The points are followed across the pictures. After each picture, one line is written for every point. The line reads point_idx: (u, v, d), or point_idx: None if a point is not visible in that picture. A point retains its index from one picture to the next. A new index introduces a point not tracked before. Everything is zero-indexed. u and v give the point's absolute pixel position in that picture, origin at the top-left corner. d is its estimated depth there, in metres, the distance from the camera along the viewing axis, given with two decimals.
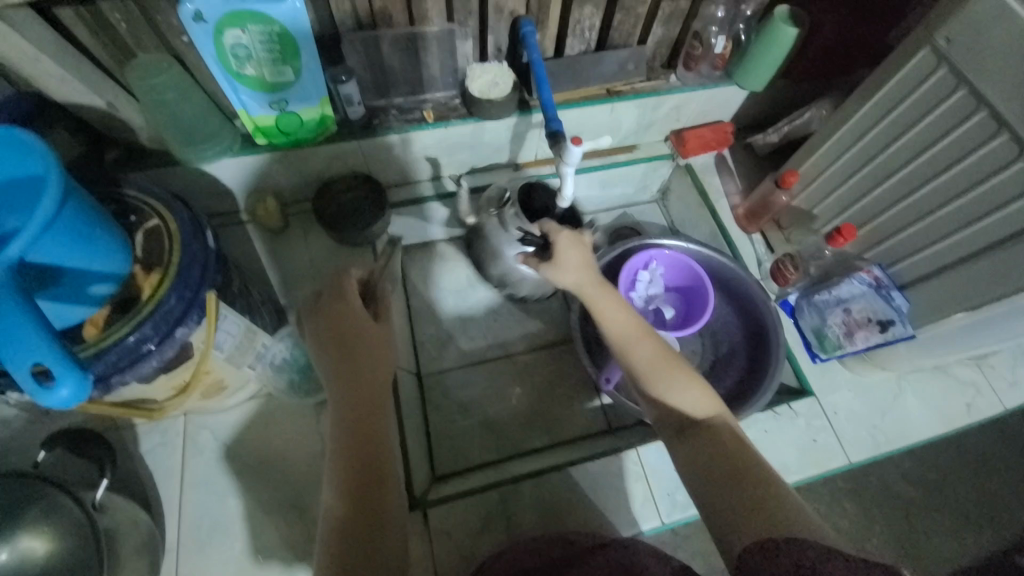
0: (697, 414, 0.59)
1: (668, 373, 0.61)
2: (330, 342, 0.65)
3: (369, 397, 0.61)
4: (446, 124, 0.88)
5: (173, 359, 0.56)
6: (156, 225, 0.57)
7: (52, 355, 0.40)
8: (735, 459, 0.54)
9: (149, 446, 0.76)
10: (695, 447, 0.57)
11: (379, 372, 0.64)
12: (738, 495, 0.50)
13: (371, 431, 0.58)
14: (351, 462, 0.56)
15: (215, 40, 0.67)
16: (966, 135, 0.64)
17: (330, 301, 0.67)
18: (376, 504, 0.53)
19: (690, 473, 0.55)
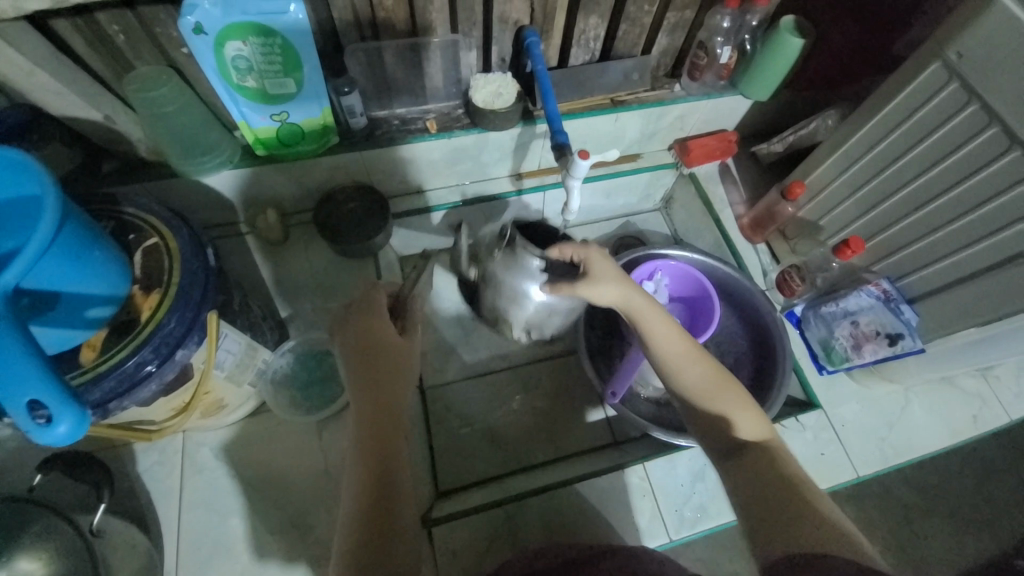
0: (748, 435, 0.58)
1: (716, 391, 0.61)
2: (355, 357, 0.63)
3: (387, 417, 0.59)
4: (449, 135, 0.87)
5: (172, 381, 0.55)
6: (154, 243, 0.55)
7: (51, 393, 0.39)
8: (786, 482, 0.52)
9: (146, 465, 0.74)
10: (744, 469, 0.55)
11: (401, 391, 0.62)
12: (788, 515, 0.49)
13: (387, 452, 0.56)
14: (369, 486, 0.54)
15: (215, 52, 0.66)
16: (978, 150, 0.63)
17: (360, 313, 0.66)
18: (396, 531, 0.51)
19: (739, 493, 0.54)
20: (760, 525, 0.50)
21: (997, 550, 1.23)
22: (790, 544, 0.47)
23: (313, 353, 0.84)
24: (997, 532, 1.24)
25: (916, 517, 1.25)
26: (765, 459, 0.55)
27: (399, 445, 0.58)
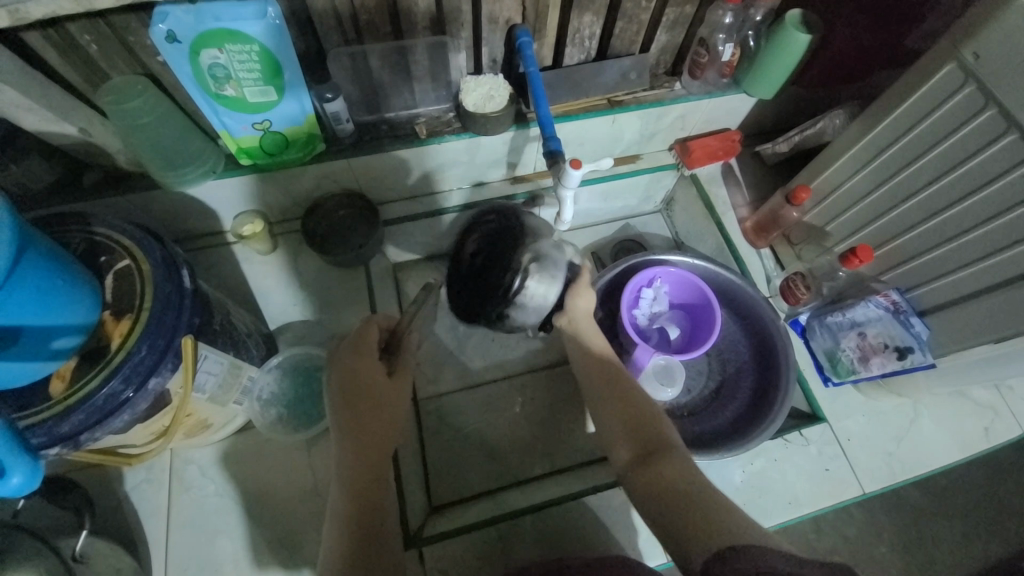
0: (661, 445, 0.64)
1: (625, 406, 0.70)
2: (337, 395, 0.62)
3: (372, 452, 0.60)
4: (440, 140, 0.84)
5: (148, 409, 0.53)
6: (126, 265, 0.54)
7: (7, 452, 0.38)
8: (682, 484, 0.58)
9: (134, 483, 0.74)
10: (649, 474, 0.61)
11: (389, 430, 0.63)
12: (696, 517, 0.53)
13: (371, 488, 0.57)
14: (353, 521, 0.55)
15: (191, 61, 0.63)
16: (996, 157, 0.59)
17: (349, 352, 0.65)
18: (376, 562, 0.52)
19: (657, 501, 0.58)
20: (665, 529, 0.56)
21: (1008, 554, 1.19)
22: (700, 544, 0.51)
23: (302, 367, 0.82)
24: (1006, 533, 1.21)
25: (924, 518, 1.23)
26: (670, 461, 0.61)
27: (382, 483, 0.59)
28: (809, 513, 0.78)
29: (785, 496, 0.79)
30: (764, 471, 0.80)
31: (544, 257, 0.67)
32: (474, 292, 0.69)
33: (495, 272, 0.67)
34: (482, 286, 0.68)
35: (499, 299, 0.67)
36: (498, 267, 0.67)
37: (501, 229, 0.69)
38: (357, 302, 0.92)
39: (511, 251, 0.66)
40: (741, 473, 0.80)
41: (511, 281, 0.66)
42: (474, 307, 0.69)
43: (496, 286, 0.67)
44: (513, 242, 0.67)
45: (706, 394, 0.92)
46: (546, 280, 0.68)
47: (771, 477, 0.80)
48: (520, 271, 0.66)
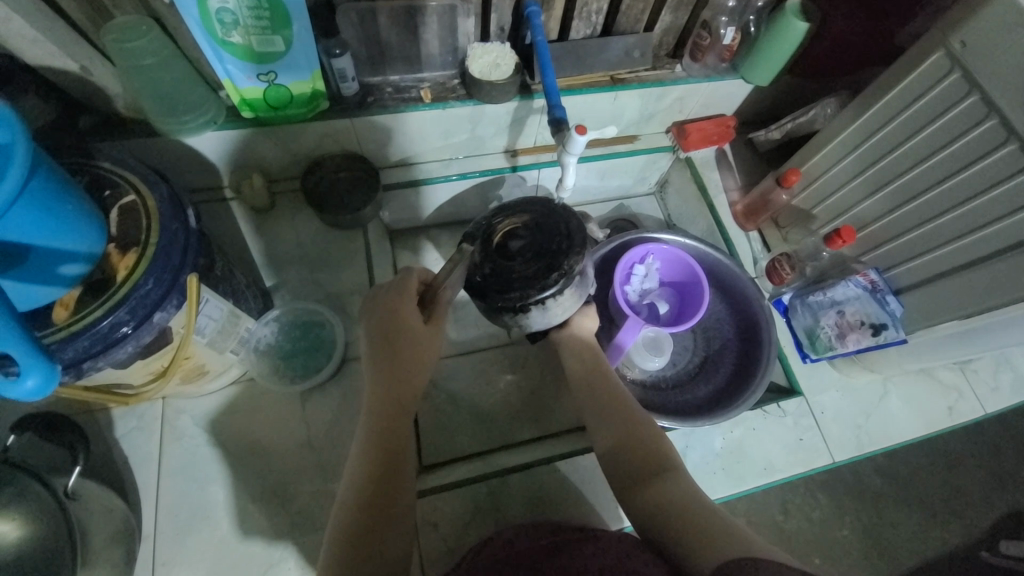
0: (657, 451, 0.64)
1: (619, 411, 0.70)
2: (377, 332, 0.64)
3: (396, 406, 0.61)
4: (444, 105, 0.84)
5: (149, 344, 0.54)
6: (131, 201, 0.53)
7: (40, 366, 0.41)
8: (683, 501, 0.57)
9: (124, 431, 0.74)
10: (653, 490, 0.59)
11: (417, 378, 0.65)
12: (696, 529, 0.53)
13: (395, 433, 0.60)
14: (372, 472, 0.56)
15: (198, 3, 0.62)
16: (975, 142, 0.63)
17: (389, 297, 0.66)
18: (380, 520, 0.53)
19: (660, 510, 0.57)
20: (664, 541, 0.55)
21: (961, 538, 1.27)
22: (703, 556, 0.50)
23: (298, 324, 0.85)
24: (962, 519, 1.29)
25: (885, 502, 1.30)
26: (668, 472, 0.61)
27: (402, 439, 0.60)
28: (784, 478, 0.83)
29: (760, 462, 0.83)
30: (743, 439, 0.84)
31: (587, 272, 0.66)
32: (513, 285, 0.62)
33: (544, 270, 0.62)
34: (524, 281, 0.62)
35: (533, 296, 0.62)
36: (550, 263, 0.62)
37: (562, 233, 0.64)
38: (354, 265, 0.91)
39: (568, 255, 0.62)
40: (721, 440, 0.84)
41: (553, 283, 0.61)
42: (503, 298, 0.62)
43: (535, 282, 0.62)
44: (571, 248, 0.63)
45: (690, 368, 0.97)
46: (577, 294, 0.66)
47: (749, 445, 0.84)
48: (569, 276, 0.62)
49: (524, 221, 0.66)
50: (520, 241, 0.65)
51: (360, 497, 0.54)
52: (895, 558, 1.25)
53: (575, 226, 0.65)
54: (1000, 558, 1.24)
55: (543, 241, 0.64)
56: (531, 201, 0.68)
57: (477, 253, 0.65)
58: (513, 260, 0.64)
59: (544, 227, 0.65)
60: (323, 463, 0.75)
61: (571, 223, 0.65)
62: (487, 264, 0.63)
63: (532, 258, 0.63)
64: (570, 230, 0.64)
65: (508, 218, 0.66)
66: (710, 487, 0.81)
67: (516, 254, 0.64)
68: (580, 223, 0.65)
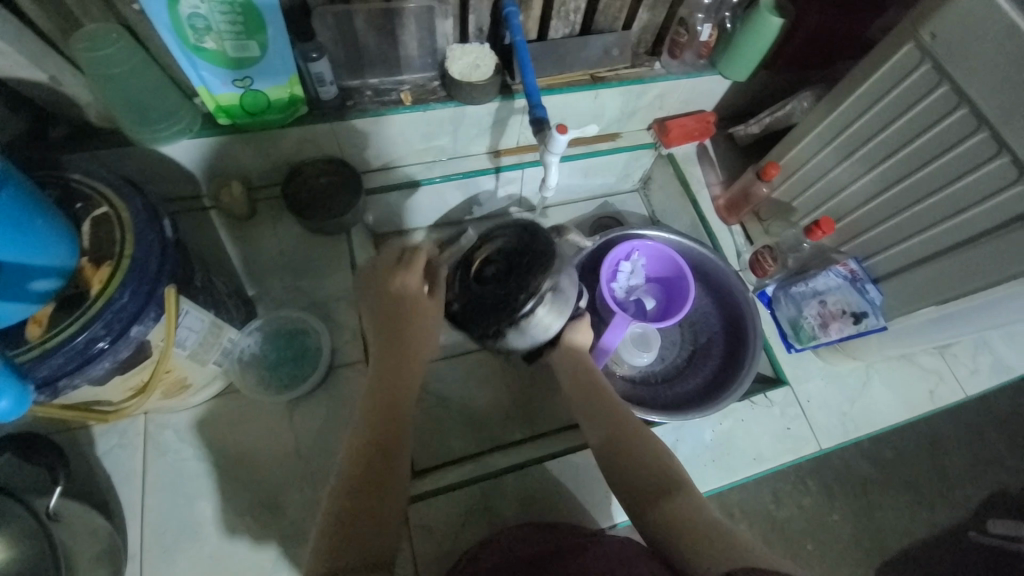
0: (664, 468, 0.61)
1: (620, 428, 0.67)
2: (382, 307, 0.69)
3: (386, 415, 0.61)
4: (425, 107, 0.84)
5: (128, 359, 0.53)
6: (104, 212, 0.52)
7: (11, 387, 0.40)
8: (696, 518, 0.55)
9: (106, 448, 0.72)
10: (664, 510, 0.57)
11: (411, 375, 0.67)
12: (714, 551, 0.51)
13: (387, 427, 0.61)
14: (360, 469, 0.56)
15: (169, 10, 0.61)
16: (946, 132, 0.64)
17: (394, 266, 0.71)
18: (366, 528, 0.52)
19: (675, 533, 0.55)
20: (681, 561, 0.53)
21: (946, 519, 1.30)
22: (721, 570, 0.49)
23: (282, 333, 0.83)
24: (947, 499, 1.32)
25: (872, 487, 1.32)
26: (680, 495, 0.58)
27: (392, 448, 0.59)
28: (773, 467, 0.84)
29: (750, 452, 0.84)
30: (732, 431, 0.85)
31: (561, 288, 0.65)
32: (484, 310, 0.63)
33: (511, 293, 0.62)
34: (493, 305, 0.62)
35: (503, 322, 0.62)
36: (516, 287, 0.62)
37: (531, 252, 0.64)
38: (339, 271, 0.90)
39: (533, 275, 0.61)
40: (711, 432, 0.85)
41: (523, 303, 0.61)
42: (476, 325, 0.64)
43: (506, 305, 0.62)
44: (539, 266, 0.62)
45: (678, 363, 0.98)
46: (554, 311, 0.65)
47: (739, 436, 0.85)
48: (535, 296, 0.61)
49: (497, 243, 0.66)
50: (493, 267, 0.65)
51: (350, 504, 0.54)
52: (883, 540, 1.28)
53: (543, 243, 0.64)
54: (987, 537, 1.28)
55: (514, 264, 0.64)
56: (505, 223, 0.67)
57: (455, 282, 0.67)
58: (487, 286, 0.64)
59: (513, 249, 0.65)
60: (313, 472, 0.74)
61: (538, 241, 0.64)
62: (463, 292, 0.65)
63: (504, 281, 0.64)
64: (537, 248, 0.63)
65: (480, 243, 0.66)
66: (701, 479, 0.82)
67: (490, 279, 0.65)
68: (547, 239, 0.64)
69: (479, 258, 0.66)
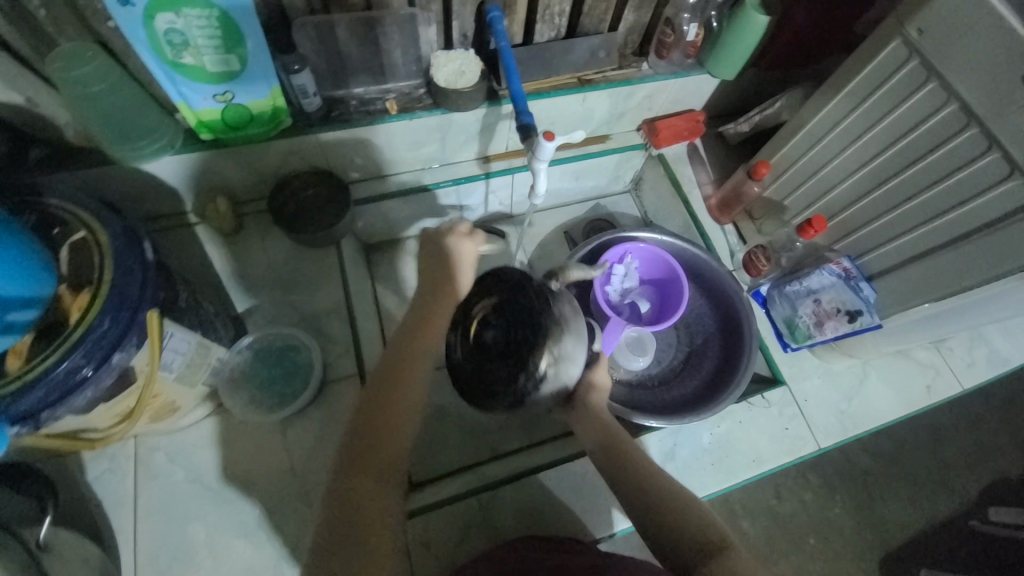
0: (705, 527, 0.54)
1: (648, 477, 0.60)
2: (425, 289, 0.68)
3: (392, 398, 0.60)
4: (411, 116, 0.83)
5: (112, 387, 0.51)
6: (82, 237, 0.51)
7: None
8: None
9: (97, 473, 0.71)
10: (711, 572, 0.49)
11: (409, 386, 0.61)
12: None
13: (374, 446, 0.57)
14: (342, 497, 0.54)
15: (146, 26, 0.60)
16: (935, 128, 0.64)
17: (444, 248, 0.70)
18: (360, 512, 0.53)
19: None
20: None
21: (947, 509, 1.30)
22: None
23: (273, 349, 0.82)
24: (948, 490, 1.32)
25: (872, 479, 1.32)
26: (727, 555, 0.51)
27: (391, 437, 0.58)
28: (772, 469, 0.84)
29: (749, 454, 0.84)
30: (731, 433, 0.85)
31: (565, 357, 0.62)
32: (485, 383, 0.63)
33: (512, 367, 0.62)
34: (495, 378, 0.62)
35: (503, 398, 0.62)
36: (515, 365, 0.61)
37: (528, 318, 0.62)
38: (329, 283, 0.89)
39: (532, 351, 0.61)
40: (708, 435, 0.84)
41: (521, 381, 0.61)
42: (478, 394, 0.64)
43: (504, 380, 0.62)
44: (536, 339, 0.61)
45: (674, 365, 0.97)
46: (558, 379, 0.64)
47: (738, 439, 0.84)
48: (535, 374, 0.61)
49: (496, 304, 0.65)
50: (491, 331, 0.64)
51: (339, 537, 0.51)
52: (884, 533, 1.28)
53: (540, 311, 0.62)
54: (988, 526, 1.28)
55: (511, 332, 0.63)
56: (501, 279, 0.66)
57: (454, 344, 0.66)
58: (486, 354, 0.64)
59: (511, 313, 0.63)
60: (307, 490, 0.73)
61: (535, 308, 0.63)
62: (463, 356, 0.65)
63: (502, 351, 0.63)
64: (536, 317, 0.62)
65: (477, 305, 0.65)
66: (700, 483, 0.81)
67: (489, 345, 0.64)
68: (545, 307, 0.62)
69: (477, 320, 0.65)
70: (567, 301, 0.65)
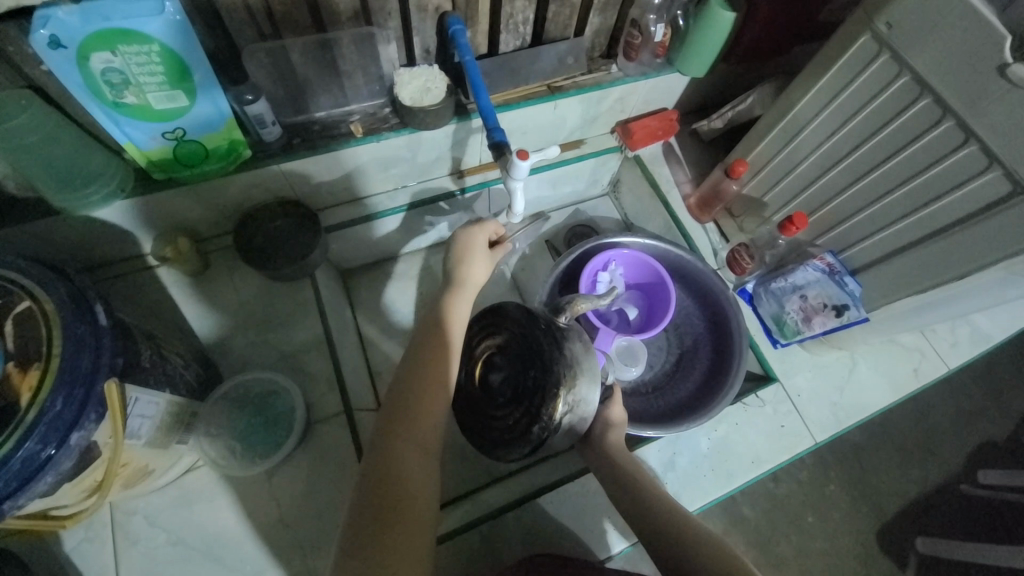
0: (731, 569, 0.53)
1: (670, 516, 0.60)
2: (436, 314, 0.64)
3: (423, 382, 0.57)
4: (378, 138, 0.79)
5: (74, 467, 0.48)
6: (27, 307, 0.46)
7: None
8: None
9: (73, 545, 0.66)
10: None
11: (429, 410, 0.56)
12: None
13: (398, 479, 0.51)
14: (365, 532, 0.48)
15: (80, 67, 0.55)
16: (911, 121, 0.64)
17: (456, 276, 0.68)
18: (399, 489, 0.51)
19: None
20: None
21: (940, 478, 1.33)
22: None
23: (252, 392, 0.79)
24: (940, 460, 1.34)
25: (865, 456, 1.35)
26: None
27: (430, 412, 0.56)
28: (771, 468, 0.83)
29: (748, 456, 0.83)
30: (728, 436, 0.84)
31: (580, 404, 0.60)
32: (497, 427, 0.62)
33: (524, 414, 0.60)
34: (507, 425, 0.61)
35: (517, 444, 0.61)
36: (526, 410, 0.60)
37: (536, 360, 0.60)
38: (306, 317, 0.85)
39: (542, 399, 0.58)
40: (707, 440, 0.84)
41: (532, 429, 0.59)
42: (491, 441, 0.63)
43: (514, 426, 0.60)
44: (545, 386, 0.59)
45: (665, 370, 0.96)
46: (573, 424, 0.61)
47: (735, 442, 0.84)
48: (551, 423, 0.58)
49: (505, 345, 0.64)
50: (498, 373, 0.64)
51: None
52: (881, 507, 1.31)
53: (550, 354, 0.60)
54: (978, 489, 1.31)
55: (519, 375, 0.62)
56: (506, 316, 0.65)
57: (464, 387, 0.66)
58: (494, 398, 0.63)
59: (518, 355, 0.62)
60: (301, 540, 0.70)
61: (544, 350, 0.60)
62: (471, 397, 0.65)
63: (511, 396, 0.62)
64: (546, 363, 0.59)
65: (482, 343, 0.65)
66: (701, 491, 0.81)
67: (496, 388, 0.64)
68: (555, 350, 0.60)
69: (482, 359, 0.65)
70: (578, 339, 0.62)
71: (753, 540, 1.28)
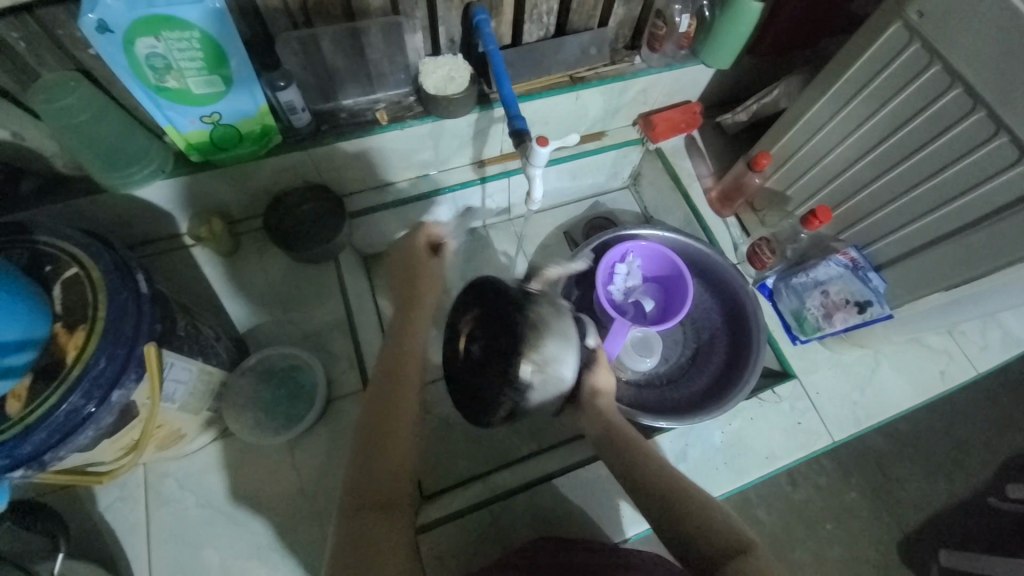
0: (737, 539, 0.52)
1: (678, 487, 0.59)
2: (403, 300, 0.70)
3: (399, 371, 0.64)
4: (402, 125, 0.81)
5: (114, 424, 0.51)
6: (74, 274, 0.50)
7: None
8: None
9: (108, 503, 0.71)
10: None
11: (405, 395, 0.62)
12: None
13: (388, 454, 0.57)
14: (360, 500, 0.54)
15: (125, 50, 0.58)
16: (941, 112, 0.62)
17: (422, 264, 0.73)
18: (387, 460, 0.57)
19: None
20: None
21: (967, 490, 1.28)
22: None
23: (276, 368, 0.82)
24: (967, 470, 1.30)
25: (888, 462, 1.31)
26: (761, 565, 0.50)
27: (407, 398, 0.62)
28: (787, 464, 0.82)
29: (762, 451, 0.82)
30: (742, 430, 0.84)
31: (547, 363, 0.62)
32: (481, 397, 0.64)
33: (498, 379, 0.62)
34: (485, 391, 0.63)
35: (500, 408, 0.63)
36: (498, 375, 0.61)
37: (505, 326, 0.62)
38: (329, 298, 0.88)
39: (509, 360, 0.60)
40: (720, 434, 0.83)
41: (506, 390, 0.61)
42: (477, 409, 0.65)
43: (493, 391, 0.62)
44: (513, 349, 0.60)
45: (681, 363, 0.96)
46: (547, 383, 0.63)
47: (749, 436, 0.83)
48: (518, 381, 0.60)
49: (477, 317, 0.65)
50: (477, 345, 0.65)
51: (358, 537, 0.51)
52: (903, 516, 1.27)
53: (515, 319, 0.62)
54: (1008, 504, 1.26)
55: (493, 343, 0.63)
56: (473, 290, 0.66)
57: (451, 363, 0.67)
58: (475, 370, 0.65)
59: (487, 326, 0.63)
60: (318, 509, 0.73)
61: (509, 317, 0.62)
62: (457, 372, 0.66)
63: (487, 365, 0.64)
64: (512, 326, 0.61)
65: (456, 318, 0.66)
66: (714, 484, 0.80)
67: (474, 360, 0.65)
68: (517, 314, 0.62)
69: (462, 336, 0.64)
70: (545, 303, 0.64)
71: (767, 541, 1.26)
